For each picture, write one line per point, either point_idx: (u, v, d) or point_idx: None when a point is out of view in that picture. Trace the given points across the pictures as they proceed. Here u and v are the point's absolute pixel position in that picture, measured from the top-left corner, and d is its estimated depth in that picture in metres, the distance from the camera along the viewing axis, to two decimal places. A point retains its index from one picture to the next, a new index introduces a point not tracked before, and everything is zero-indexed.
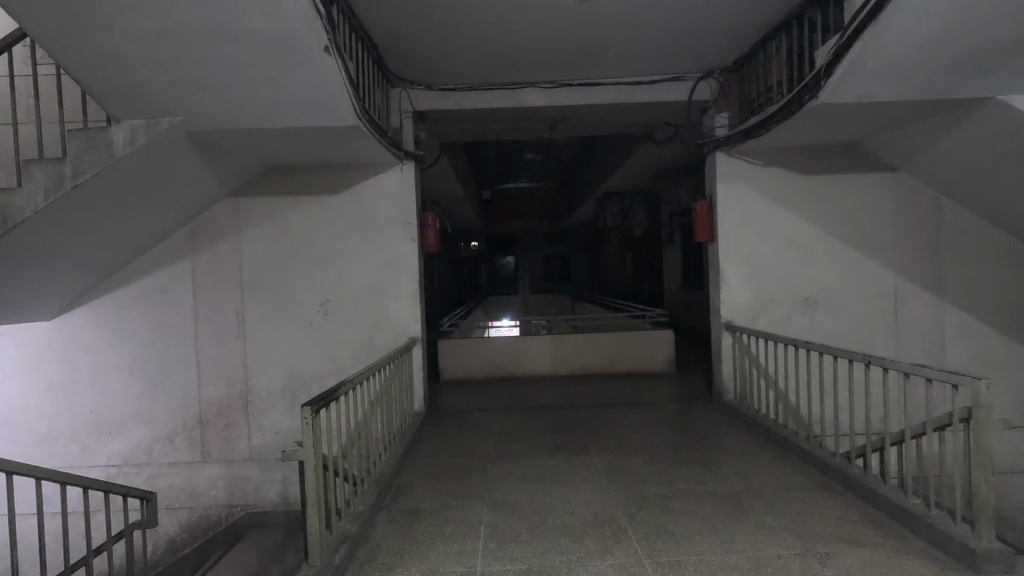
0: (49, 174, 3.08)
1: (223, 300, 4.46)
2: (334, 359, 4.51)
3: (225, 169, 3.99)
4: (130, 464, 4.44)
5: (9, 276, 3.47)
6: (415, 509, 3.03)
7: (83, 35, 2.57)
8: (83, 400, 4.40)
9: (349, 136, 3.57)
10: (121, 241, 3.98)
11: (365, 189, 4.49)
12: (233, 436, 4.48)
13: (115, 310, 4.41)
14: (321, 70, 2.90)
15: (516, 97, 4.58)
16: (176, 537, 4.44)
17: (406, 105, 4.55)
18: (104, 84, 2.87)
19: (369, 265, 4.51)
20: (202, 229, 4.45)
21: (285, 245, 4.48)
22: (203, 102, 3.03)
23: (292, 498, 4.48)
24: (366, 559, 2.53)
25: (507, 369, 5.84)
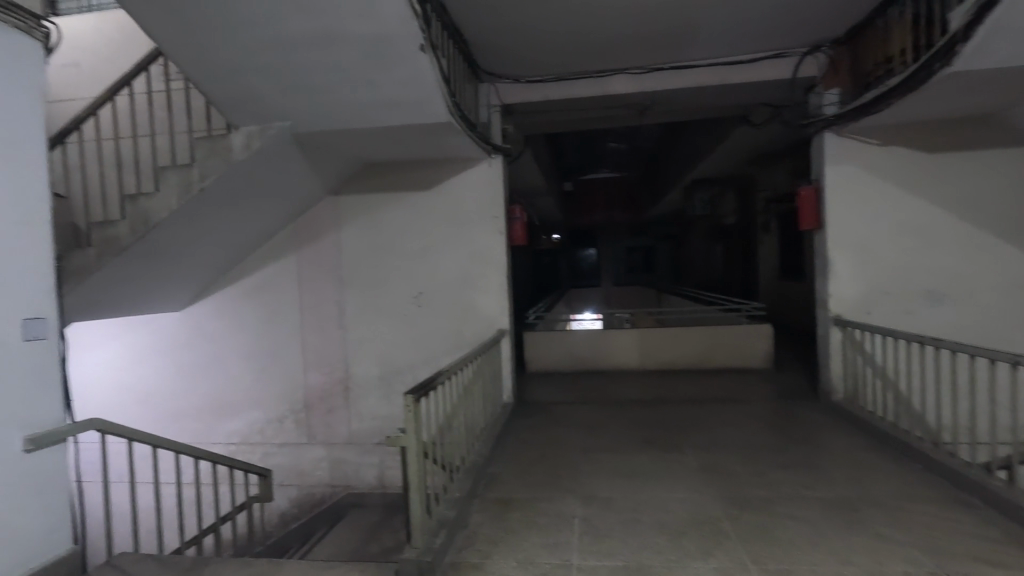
0: (179, 180, 3.41)
1: (325, 292, 4.75)
2: (426, 351, 4.67)
3: (326, 169, 4.23)
4: (247, 442, 4.85)
5: (149, 270, 3.89)
6: (508, 498, 3.07)
7: (208, 49, 2.82)
8: (208, 383, 4.86)
9: (441, 132, 3.66)
10: (239, 237, 4.35)
11: (455, 184, 4.59)
12: (334, 421, 4.77)
13: (232, 301, 4.82)
14: (416, 68, 2.98)
15: (604, 85, 4.48)
16: (287, 511, 4.81)
17: (494, 99, 4.58)
18: (223, 94, 3.12)
19: (459, 259, 4.61)
20: (305, 226, 4.75)
21: (380, 240, 4.68)
22: (309, 105, 3.22)
23: (388, 481, 4.71)
24: (464, 545, 2.59)
25: (592, 364, 5.76)
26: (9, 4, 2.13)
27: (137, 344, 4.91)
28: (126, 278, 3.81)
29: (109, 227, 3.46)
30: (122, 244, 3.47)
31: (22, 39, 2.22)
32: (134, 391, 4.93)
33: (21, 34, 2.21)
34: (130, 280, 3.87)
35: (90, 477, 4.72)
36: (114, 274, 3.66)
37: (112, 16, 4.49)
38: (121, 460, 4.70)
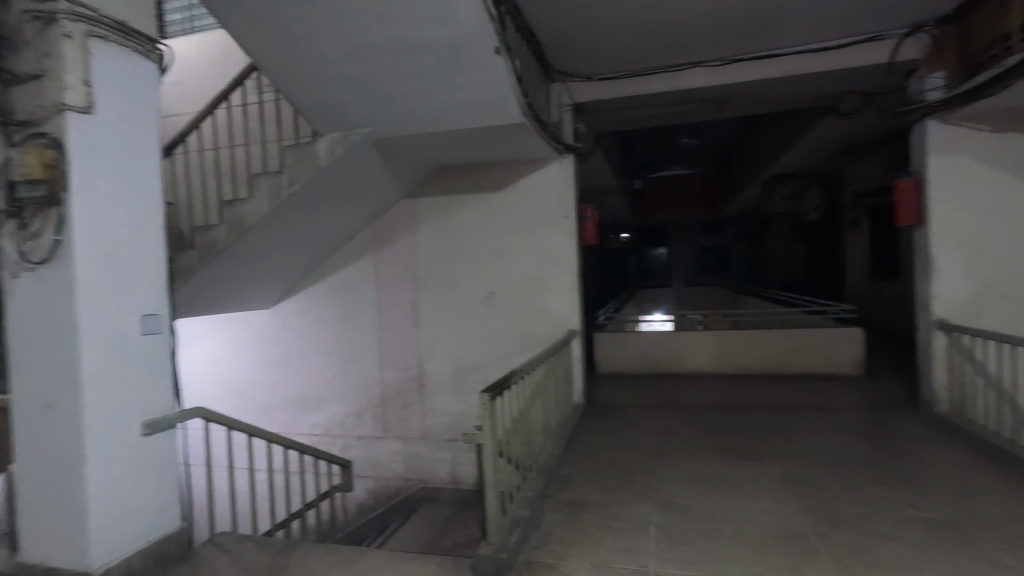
0: (271, 186, 3.64)
1: (400, 292, 4.91)
2: (497, 350, 4.72)
3: (402, 172, 4.37)
4: (328, 434, 5.10)
5: (243, 271, 4.19)
6: (581, 500, 3.04)
7: (298, 63, 3.00)
8: (293, 377, 5.16)
9: (514, 134, 3.68)
10: (322, 239, 4.59)
11: (526, 184, 4.61)
12: (409, 416, 4.92)
13: (315, 300, 5.09)
14: (492, 71, 3.01)
15: (679, 79, 4.35)
16: (364, 502, 5.01)
17: (565, 98, 4.56)
18: (311, 104, 3.30)
19: (530, 259, 4.62)
20: (382, 228, 4.93)
21: (453, 241, 4.79)
22: (388, 111, 3.34)
23: (459, 477, 4.81)
24: (538, 544, 2.60)
25: (665, 366, 5.60)
26: (129, 30, 2.36)
27: (231, 339, 5.30)
28: (224, 278, 4.12)
29: (210, 231, 3.76)
30: (221, 247, 3.75)
31: (141, 61, 2.44)
32: (229, 382, 5.32)
33: (140, 57, 2.43)
34: (226, 279, 4.16)
35: (195, 462, 5.15)
36: (213, 274, 3.96)
37: (211, 37, 4.87)
38: (221, 446, 5.10)
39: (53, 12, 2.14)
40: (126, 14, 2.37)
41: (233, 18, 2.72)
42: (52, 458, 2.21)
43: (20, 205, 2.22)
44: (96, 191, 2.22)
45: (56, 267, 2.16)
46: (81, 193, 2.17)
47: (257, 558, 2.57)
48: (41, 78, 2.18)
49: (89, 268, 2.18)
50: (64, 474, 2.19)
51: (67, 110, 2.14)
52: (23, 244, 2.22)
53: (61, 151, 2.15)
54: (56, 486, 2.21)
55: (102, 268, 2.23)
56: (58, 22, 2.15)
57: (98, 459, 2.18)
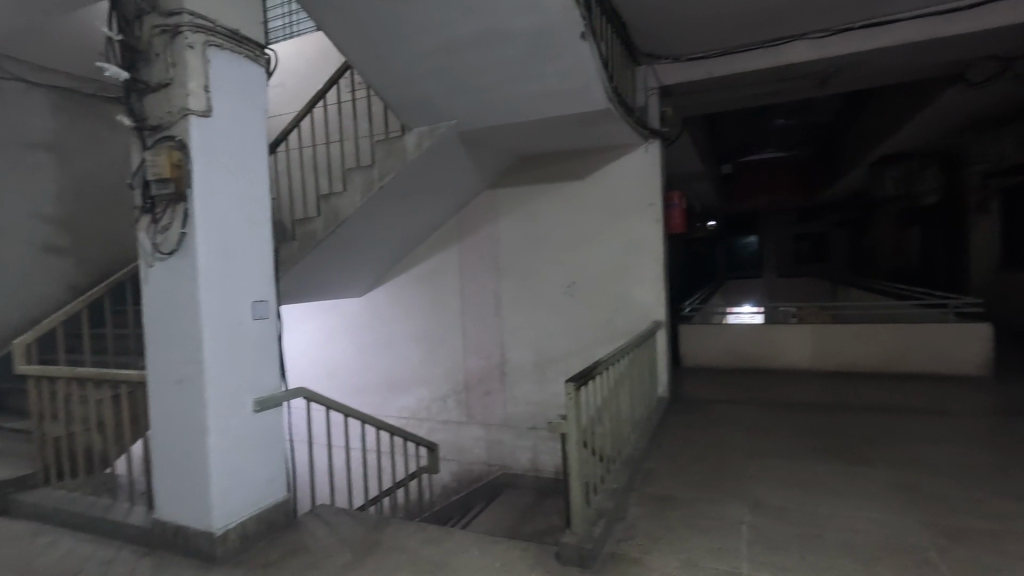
0: (363, 180, 3.79)
1: (484, 281, 5.00)
2: (579, 340, 4.69)
3: (485, 163, 4.43)
4: (415, 417, 5.32)
5: (339, 261, 4.44)
6: (666, 496, 2.97)
7: (389, 60, 3.11)
8: (383, 362, 5.43)
9: (598, 120, 3.61)
10: (410, 230, 4.76)
11: (609, 172, 4.52)
12: (491, 403, 5.02)
13: (403, 288, 5.31)
14: (577, 57, 2.96)
15: (777, 55, 4.07)
16: (448, 484, 5.17)
17: (651, 81, 4.41)
18: (400, 100, 3.41)
19: (613, 248, 4.54)
20: (466, 219, 5.04)
21: (535, 230, 4.80)
22: (473, 103, 3.39)
23: (540, 465, 4.84)
24: (623, 537, 2.56)
25: (756, 361, 5.32)
26: (240, 37, 2.54)
27: (327, 326, 5.64)
28: (322, 268, 4.39)
29: (309, 223, 3.99)
30: (318, 238, 3.97)
31: (250, 65, 2.63)
32: (325, 366, 5.67)
33: (249, 61, 2.62)
34: (323, 269, 4.43)
35: (299, 438, 5.57)
36: (312, 264, 4.23)
37: (309, 40, 5.18)
38: (322, 425, 5.48)
39: (179, 25, 2.35)
40: (238, 23, 2.56)
41: (329, 20, 2.87)
42: (180, 429, 2.47)
43: (153, 201, 2.48)
44: (215, 188, 2.43)
45: (183, 257, 2.39)
46: (203, 189, 2.38)
47: (354, 531, 2.72)
48: (168, 86, 2.41)
49: (210, 259, 2.40)
50: (191, 444, 2.44)
51: (190, 114, 2.35)
52: (155, 236, 2.48)
53: (186, 152, 2.37)
54: (184, 454, 2.47)
55: (220, 258, 2.44)
56: (182, 34, 2.36)
57: (218, 432, 2.41)
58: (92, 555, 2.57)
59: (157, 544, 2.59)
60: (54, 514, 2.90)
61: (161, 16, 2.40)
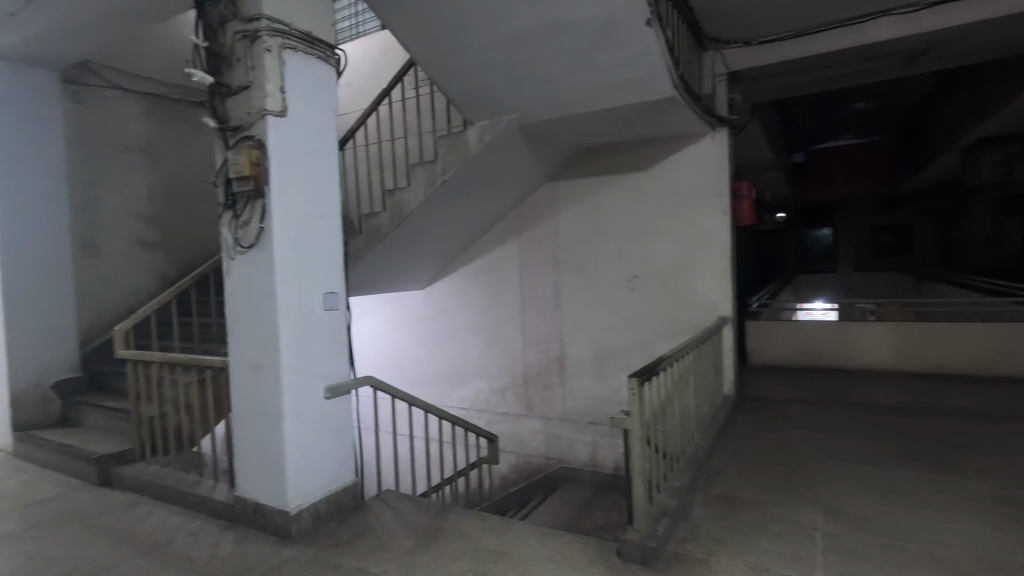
0: (426, 175, 3.87)
1: (543, 274, 5.00)
2: (641, 335, 4.60)
3: (545, 156, 4.42)
4: (474, 408, 5.40)
5: (403, 254, 4.57)
6: (733, 497, 2.87)
7: (453, 55, 3.15)
8: (445, 354, 5.54)
9: (663, 109, 3.51)
10: (471, 224, 4.82)
11: (674, 162, 4.39)
12: (550, 396, 5.02)
13: (463, 281, 5.39)
14: (642, 45, 2.88)
15: (857, 34, 3.81)
16: (506, 475, 5.22)
17: (719, 67, 4.24)
18: (462, 94, 3.45)
19: (677, 241, 4.41)
20: (526, 212, 5.04)
21: (595, 223, 4.74)
22: (534, 95, 3.38)
23: (600, 460, 4.80)
24: (687, 537, 2.50)
25: (831, 360, 5.04)
26: (313, 39, 2.65)
27: (392, 317, 5.82)
28: (386, 261, 4.52)
29: (375, 218, 4.12)
30: (383, 232, 4.09)
31: (322, 65, 2.73)
32: (389, 356, 5.86)
33: (321, 62, 2.72)
34: (388, 262, 4.56)
35: (367, 426, 5.80)
36: (378, 257, 4.36)
37: (375, 39, 5.33)
38: (388, 414, 5.68)
39: (257, 30, 2.48)
40: (311, 25, 2.67)
41: (395, 18, 2.93)
42: (258, 413, 2.62)
43: (234, 198, 2.62)
44: (290, 184, 2.55)
45: (261, 251, 2.52)
46: (279, 185, 2.51)
47: (418, 516, 2.80)
48: (248, 88, 2.54)
49: (285, 252, 2.52)
50: (267, 427, 2.58)
51: (267, 114, 2.47)
52: (236, 231, 2.62)
53: (264, 151, 2.50)
54: (262, 437, 2.62)
55: (294, 251, 2.56)
56: (261, 38, 2.49)
57: (292, 417, 2.54)
58: (182, 526, 2.78)
59: (238, 519, 2.77)
60: (149, 487, 3.15)
61: (242, 22, 2.53)
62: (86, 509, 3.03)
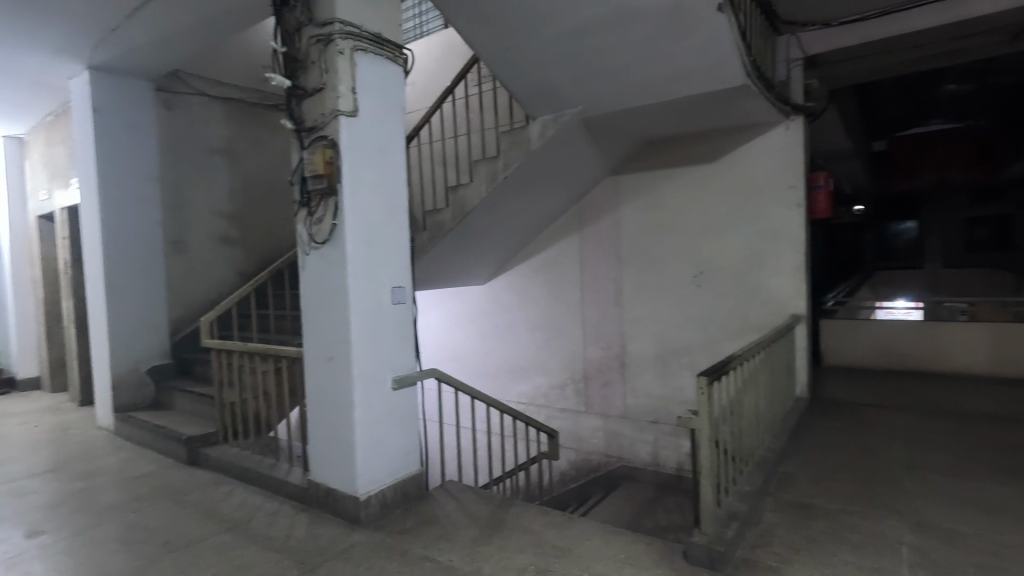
0: (488, 171, 3.90)
1: (604, 269, 4.93)
2: (707, 333, 4.46)
3: (607, 149, 4.35)
4: (533, 403, 5.41)
5: (465, 250, 4.64)
6: (808, 504, 2.73)
7: (518, 50, 3.16)
8: (505, 348, 5.59)
9: (734, 98, 3.37)
10: (531, 219, 4.82)
11: (743, 153, 4.21)
12: (610, 394, 4.95)
13: (524, 277, 5.40)
14: (713, 32, 2.78)
15: (951, 9, 3.52)
16: (566, 472, 5.20)
17: (794, 52, 4.04)
18: (526, 89, 3.45)
19: (747, 236, 4.23)
20: (587, 208, 4.98)
21: (660, 218, 4.63)
22: (598, 87, 3.33)
23: (661, 460, 4.69)
24: (758, 543, 2.40)
25: (917, 362, 4.70)
26: (382, 40, 2.72)
27: (453, 311, 5.93)
28: (449, 256, 4.60)
29: (438, 214, 4.18)
30: (446, 228, 4.15)
31: (391, 66, 2.80)
32: (450, 349, 5.97)
33: (389, 62, 2.79)
34: (450, 258, 4.64)
35: (432, 417, 5.96)
36: (439, 253, 4.43)
37: (437, 38, 5.43)
38: (452, 406, 5.82)
39: (331, 34, 2.58)
40: (380, 26, 2.74)
41: (460, 15, 2.97)
42: (330, 402, 2.74)
43: (308, 196, 2.73)
44: (360, 182, 2.64)
45: (334, 246, 2.63)
46: (350, 183, 2.60)
47: (480, 508, 2.84)
48: (323, 90, 2.65)
49: (356, 248, 2.61)
50: (339, 416, 2.70)
51: (340, 115, 2.57)
52: (310, 228, 2.74)
53: (337, 150, 2.59)
54: (334, 425, 2.74)
55: (364, 246, 2.65)
56: (334, 41, 2.59)
57: (362, 406, 2.63)
58: (261, 506, 2.95)
59: (311, 502, 2.91)
60: (232, 468, 3.37)
61: (317, 27, 2.64)
62: (177, 486, 3.27)
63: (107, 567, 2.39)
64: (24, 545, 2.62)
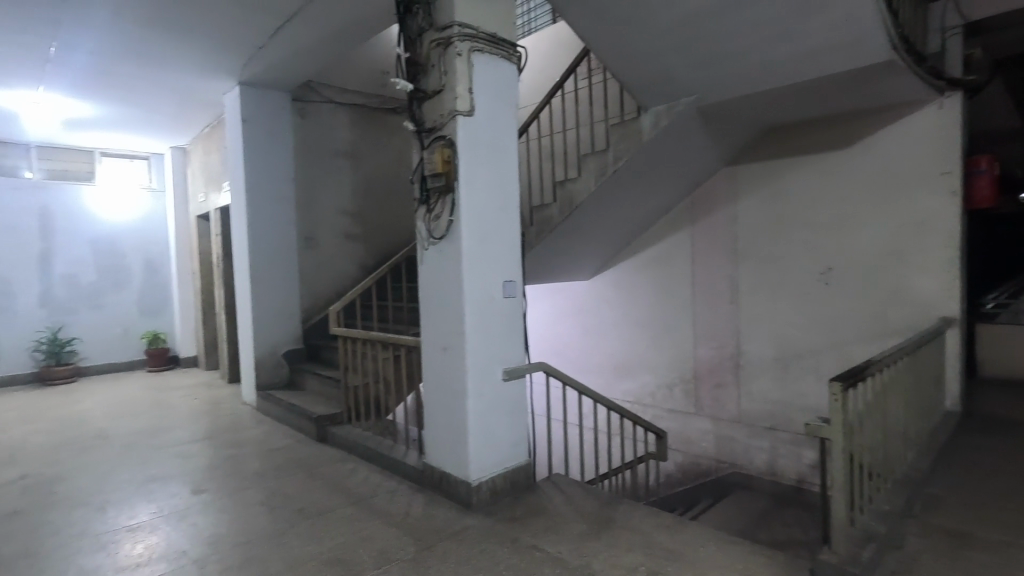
0: (597, 165, 3.84)
1: (718, 266, 4.69)
2: (835, 335, 4.08)
3: (725, 138, 4.13)
4: (639, 402, 5.28)
5: (572, 244, 4.62)
6: (963, 532, 2.41)
7: (632, 40, 3.10)
8: (609, 345, 5.51)
9: (875, 76, 3.04)
10: (640, 213, 4.70)
11: (884, 137, 3.79)
12: (723, 396, 4.70)
13: (631, 272, 5.29)
14: (853, 5, 2.53)
15: None
16: (673, 474, 5.03)
17: (951, 16, 3.53)
18: (640, 79, 3.37)
19: (887, 228, 3.82)
20: (701, 201, 4.76)
21: (782, 210, 4.31)
22: (717, 73, 3.18)
23: (779, 470, 4.36)
24: (900, 569, 2.17)
25: None
26: (498, 40, 2.80)
27: (557, 307, 5.95)
28: (555, 251, 4.61)
29: (545, 210, 4.18)
30: (553, 223, 4.14)
31: (505, 65, 2.87)
32: (554, 344, 6.00)
33: (504, 61, 2.86)
34: (556, 253, 4.65)
35: (539, 411, 6.06)
36: (545, 248, 4.44)
37: (547, 34, 5.47)
38: (558, 401, 5.87)
39: (451, 37, 2.68)
40: (496, 26, 2.82)
41: (574, 9, 2.96)
42: (445, 390, 2.87)
43: (427, 194, 2.87)
44: (476, 179, 2.73)
45: (451, 241, 2.74)
46: (467, 181, 2.70)
47: (588, 504, 2.82)
48: (442, 92, 2.76)
49: (472, 243, 2.71)
50: (453, 404, 2.82)
51: (457, 115, 2.67)
52: (429, 224, 2.87)
53: (455, 149, 2.69)
54: (448, 412, 2.87)
55: (479, 241, 2.74)
56: (453, 44, 2.69)
57: (474, 395, 2.73)
58: (382, 484, 3.16)
59: (426, 484, 3.07)
60: (355, 447, 3.64)
61: (437, 31, 2.76)
62: (309, 459, 3.61)
63: (255, 525, 2.71)
64: (190, 499, 3.04)
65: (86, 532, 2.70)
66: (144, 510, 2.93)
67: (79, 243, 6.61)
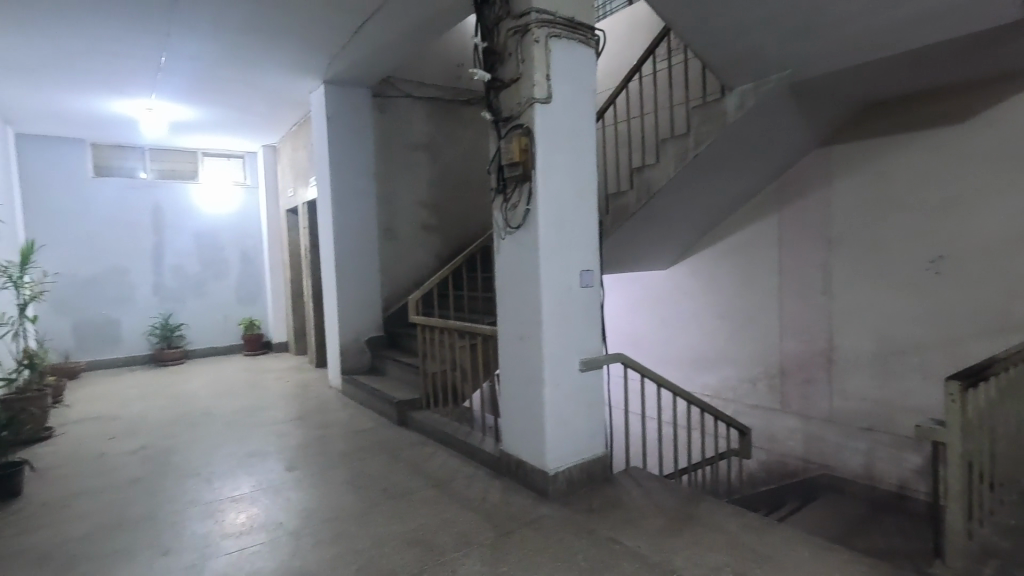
0: (677, 150, 3.69)
1: (810, 254, 4.39)
2: (946, 329, 3.71)
3: (818, 116, 3.84)
4: (720, 396, 5.07)
5: (650, 232, 4.48)
6: None
7: (717, 16, 2.94)
8: (687, 336, 5.33)
9: (1000, 39, 2.70)
10: (723, 199, 4.48)
11: (1009, 109, 3.38)
12: (813, 392, 4.41)
13: (712, 261, 5.07)
14: None
15: None
16: (756, 472, 4.79)
17: None
18: (725, 57, 3.20)
19: (1011, 210, 3.41)
20: (791, 185, 4.47)
21: (885, 193, 3.95)
22: (811, 47, 2.96)
23: (877, 475, 4.03)
24: None
25: None
26: (575, 24, 2.74)
27: (633, 297, 5.82)
28: (632, 240, 4.49)
29: (621, 197, 4.06)
30: (629, 211, 4.03)
31: (583, 49, 2.81)
32: (629, 335, 5.88)
33: (581, 45, 2.80)
34: (633, 242, 4.53)
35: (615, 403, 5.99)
36: (621, 237, 4.33)
37: (624, 16, 5.31)
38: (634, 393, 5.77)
39: (528, 24, 2.66)
40: (574, 10, 2.76)
41: None
42: (521, 379, 2.87)
43: (504, 183, 2.87)
44: (553, 167, 2.70)
45: (528, 230, 2.73)
46: (544, 169, 2.68)
47: (668, 500, 2.74)
48: (519, 80, 2.75)
49: (549, 232, 2.69)
50: (530, 393, 2.82)
51: (535, 102, 2.65)
52: (506, 213, 2.87)
53: (532, 136, 2.67)
54: (525, 401, 2.87)
55: (556, 230, 2.72)
56: (530, 31, 2.66)
57: (551, 385, 2.72)
58: (459, 469, 3.24)
59: (502, 471, 3.10)
60: (434, 433, 3.75)
61: (514, 19, 2.74)
62: (391, 443, 3.75)
63: (342, 502, 2.85)
64: (283, 475, 3.25)
65: (196, 500, 2.96)
66: (244, 483, 3.17)
67: (185, 237, 7.23)
